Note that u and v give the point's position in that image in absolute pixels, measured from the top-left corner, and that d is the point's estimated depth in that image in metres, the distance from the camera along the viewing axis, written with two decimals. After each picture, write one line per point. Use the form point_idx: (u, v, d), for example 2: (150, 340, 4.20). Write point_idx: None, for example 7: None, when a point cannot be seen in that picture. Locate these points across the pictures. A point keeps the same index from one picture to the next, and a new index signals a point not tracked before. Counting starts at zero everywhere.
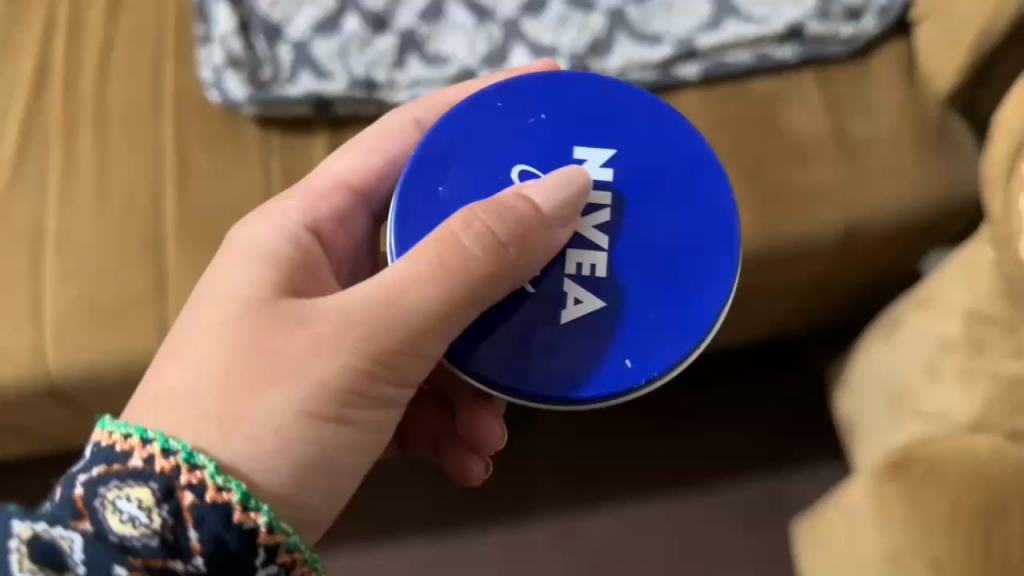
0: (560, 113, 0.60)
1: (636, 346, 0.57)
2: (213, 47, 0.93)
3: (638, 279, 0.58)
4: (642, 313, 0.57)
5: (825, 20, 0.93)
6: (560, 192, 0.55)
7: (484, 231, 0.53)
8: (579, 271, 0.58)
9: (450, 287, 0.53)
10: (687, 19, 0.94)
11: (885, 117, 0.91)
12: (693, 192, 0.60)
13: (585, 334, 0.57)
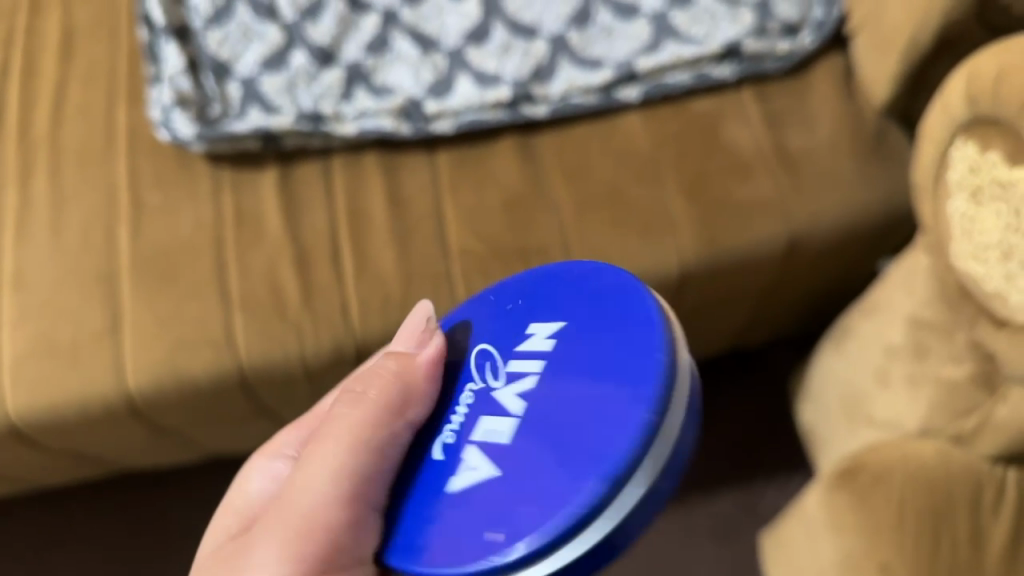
0: (528, 310, 0.60)
1: (520, 506, 0.49)
2: (161, 86, 0.94)
3: (540, 438, 0.51)
4: (536, 470, 0.50)
5: (762, 37, 0.95)
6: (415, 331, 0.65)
7: (349, 397, 0.59)
8: (484, 437, 0.54)
9: (339, 458, 0.56)
10: (628, 42, 0.96)
11: (824, 129, 0.93)
12: (617, 347, 0.52)
13: (477, 501, 0.52)
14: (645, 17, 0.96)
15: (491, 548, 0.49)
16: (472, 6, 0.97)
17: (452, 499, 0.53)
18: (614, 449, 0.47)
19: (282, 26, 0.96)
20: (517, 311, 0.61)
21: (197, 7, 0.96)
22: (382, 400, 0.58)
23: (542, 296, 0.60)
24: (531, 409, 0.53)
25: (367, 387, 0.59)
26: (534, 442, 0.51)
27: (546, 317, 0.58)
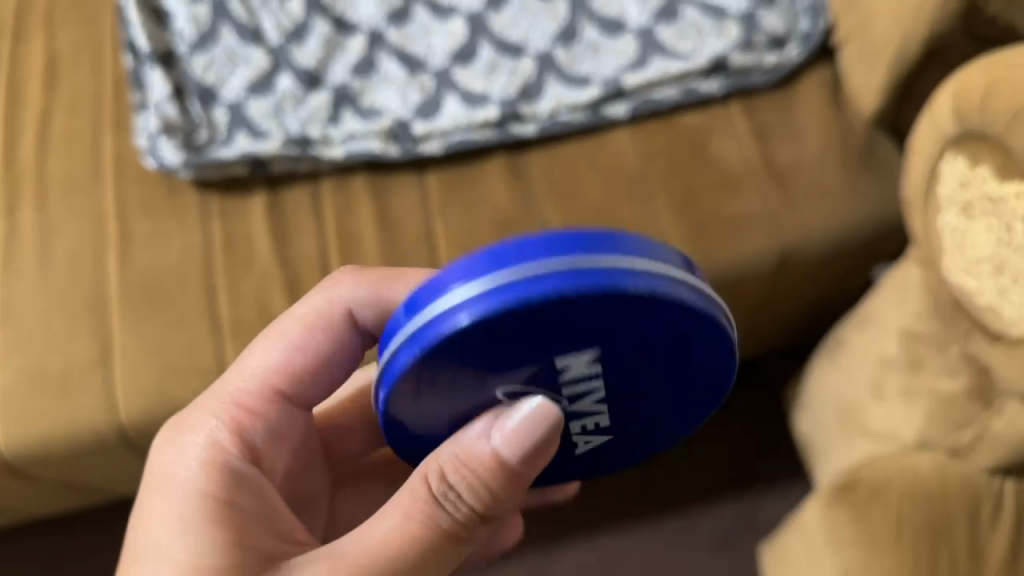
0: (535, 338, 0.50)
1: (660, 430, 0.63)
2: (147, 113, 0.93)
3: (645, 399, 0.59)
4: (655, 412, 0.60)
5: (749, 51, 0.95)
6: (527, 442, 0.54)
7: (444, 488, 0.55)
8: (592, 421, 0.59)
9: (415, 554, 0.56)
10: (615, 58, 0.96)
11: (812, 141, 0.92)
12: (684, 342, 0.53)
13: (615, 441, 0.63)
14: (631, 32, 0.97)
15: (650, 448, 0.65)
16: (458, 25, 0.98)
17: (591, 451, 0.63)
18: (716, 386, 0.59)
19: (268, 49, 0.96)
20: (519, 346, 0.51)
21: (182, 33, 0.97)
22: (480, 506, 0.56)
23: (540, 320, 0.49)
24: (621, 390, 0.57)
25: (462, 482, 0.55)
26: (639, 405, 0.59)
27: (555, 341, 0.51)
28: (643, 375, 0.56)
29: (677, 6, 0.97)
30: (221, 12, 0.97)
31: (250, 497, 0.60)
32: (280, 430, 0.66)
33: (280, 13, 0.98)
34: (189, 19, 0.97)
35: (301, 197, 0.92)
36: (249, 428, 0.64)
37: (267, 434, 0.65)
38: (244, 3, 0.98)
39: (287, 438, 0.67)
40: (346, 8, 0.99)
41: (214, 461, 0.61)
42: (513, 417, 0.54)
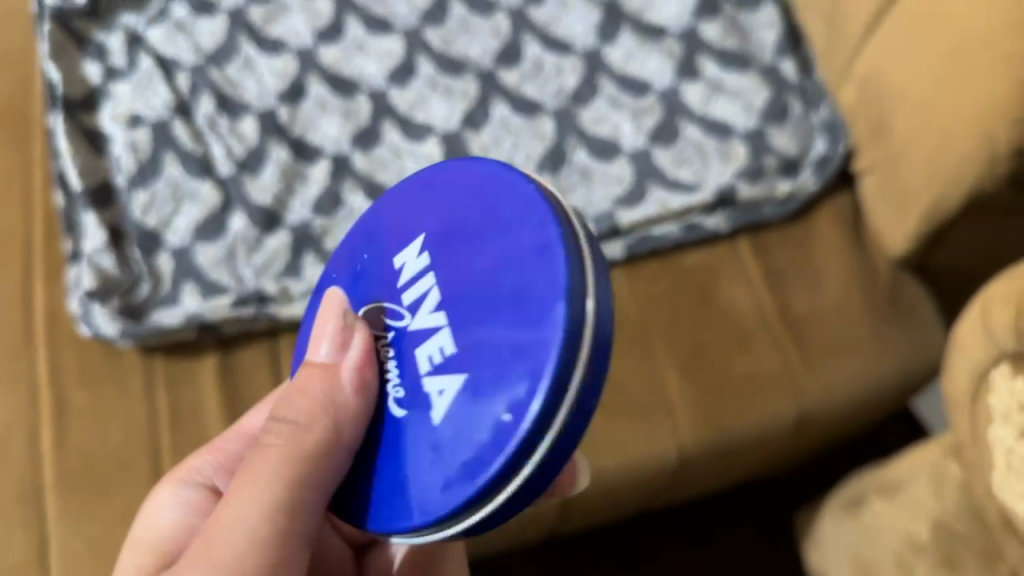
0: (382, 243, 0.56)
1: (515, 391, 0.44)
2: (79, 266, 0.82)
3: (484, 318, 0.47)
4: (494, 348, 0.46)
5: (759, 180, 0.85)
6: (335, 338, 0.53)
7: (275, 423, 0.52)
8: (432, 362, 0.49)
9: (253, 482, 0.50)
10: (608, 190, 0.86)
11: (830, 285, 0.82)
12: (496, 213, 0.49)
13: (463, 416, 0.46)
14: (626, 155, 0.87)
15: (503, 437, 0.44)
16: (435, 147, 0.88)
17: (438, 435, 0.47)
18: (546, 286, 0.45)
19: (218, 182, 0.86)
20: (374, 261, 0.56)
21: (121, 163, 0.87)
22: (320, 428, 0.51)
23: (385, 224, 0.56)
24: (454, 308, 0.48)
25: (283, 405, 0.53)
26: (479, 330, 0.47)
27: (400, 240, 0.54)
28: (477, 272, 0.48)
29: (678, 125, 0.88)
30: (163, 138, 0.87)
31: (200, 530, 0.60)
32: None
33: (233, 137, 0.88)
34: (128, 147, 0.87)
35: (256, 348, 0.81)
36: (212, 467, 0.64)
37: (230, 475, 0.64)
38: (190, 127, 0.88)
39: None
40: (308, 130, 0.89)
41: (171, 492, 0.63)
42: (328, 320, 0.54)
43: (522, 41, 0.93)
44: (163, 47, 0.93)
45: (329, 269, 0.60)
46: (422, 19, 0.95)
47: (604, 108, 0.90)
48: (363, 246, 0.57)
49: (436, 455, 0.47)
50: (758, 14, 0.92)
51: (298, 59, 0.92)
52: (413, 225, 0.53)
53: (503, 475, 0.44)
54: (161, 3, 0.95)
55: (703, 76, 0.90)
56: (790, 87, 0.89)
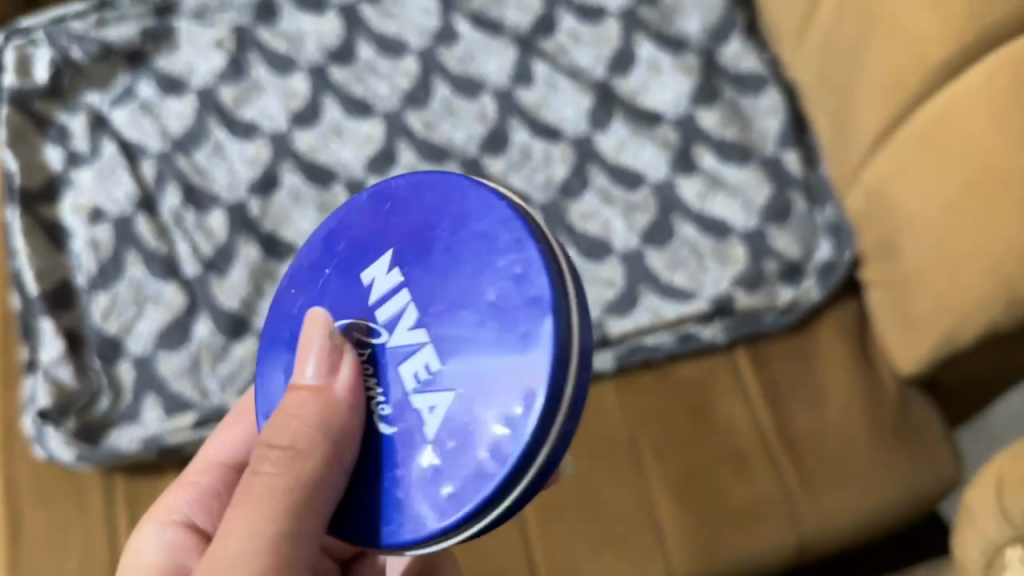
0: (343, 256, 0.49)
1: (506, 407, 0.42)
2: (34, 379, 0.77)
3: (469, 340, 0.43)
4: (490, 369, 0.42)
5: (759, 288, 0.79)
6: (319, 358, 0.47)
7: (267, 452, 0.45)
8: (417, 380, 0.45)
9: (254, 520, 0.44)
10: (599, 294, 0.81)
11: (834, 404, 0.77)
12: (471, 233, 0.45)
13: (454, 438, 0.43)
14: (618, 256, 0.82)
15: (496, 456, 0.41)
16: None
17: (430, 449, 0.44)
18: (535, 306, 0.42)
19: (184, 283, 0.81)
20: (336, 279, 0.49)
21: (82, 262, 0.82)
22: (320, 455, 0.45)
23: (342, 239, 0.50)
24: (436, 327, 0.44)
25: (275, 428, 0.46)
26: (465, 353, 0.43)
27: (364, 256, 0.48)
28: (457, 291, 0.44)
29: (673, 222, 0.83)
30: (125, 236, 0.82)
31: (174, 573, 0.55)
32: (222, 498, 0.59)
33: (201, 233, 0.83)
34: (88, 245, 0.82)
35: None
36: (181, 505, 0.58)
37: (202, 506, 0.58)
38: (154, 222, 0.83)
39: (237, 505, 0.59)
40: (281, 225, 0.84)
41: (169, 527, 0.57)
42: (307, 345, 0.47)
43: (509, 127, 0.89)
44: (128, 131, 0.88)
45: (284, 279, 0.52)
46: (403, 101, 0.90)
47: (595, 203, 0.85)
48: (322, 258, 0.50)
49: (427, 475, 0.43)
50: (760, 100, 0.87)
51: (272, 145, 0.87)
52: (377, 242, 0.48)
53: (498, 493, 0.41)
54: (127, 81, 0.90)
55: (700, 169, 0.85)
56: (792, 181, 0.83)
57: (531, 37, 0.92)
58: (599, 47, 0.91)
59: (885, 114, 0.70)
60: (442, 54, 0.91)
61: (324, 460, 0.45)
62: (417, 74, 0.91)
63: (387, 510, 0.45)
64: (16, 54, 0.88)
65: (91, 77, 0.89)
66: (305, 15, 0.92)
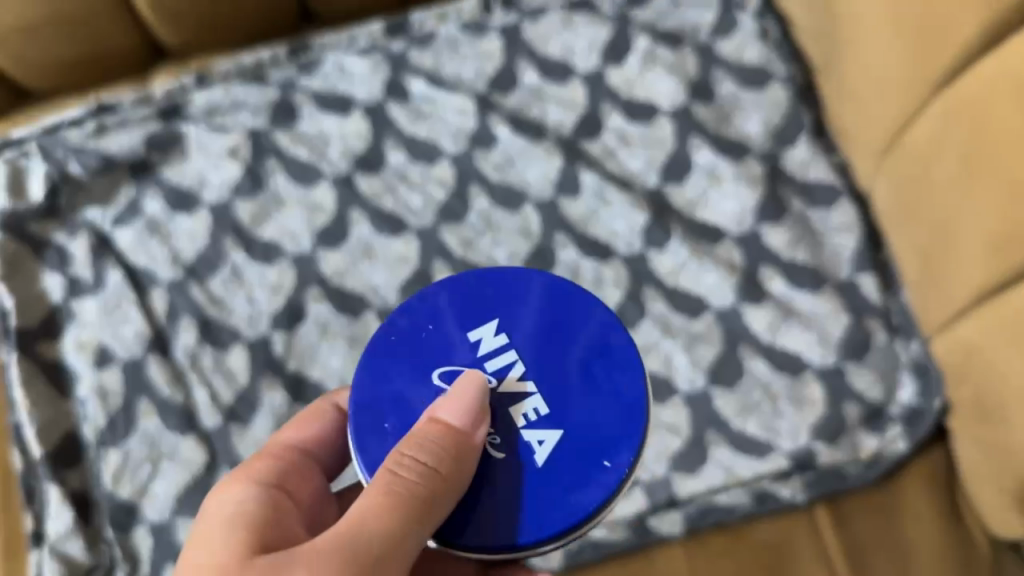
0: (445, 312, 0.53)
1: (606, 441, 0.49)
2: (39, 553, 0.70)
3: (576, 393, 0.50)
4: (595, 413, 0.50)
5: (840, 439, 0.73)
6: (468, 396, 0.48)
7: (409, 461, 0.45)
8: (530, 416, 0.50)
9: (387, 519, 0.44)
10: (664, 443, 0.73)
11: (923, 566, 0.69)
12: (573, 311, 0.53)
13: (559, 467, 0.49)
14: (683, 397, 0.74)
15: (598, 483, 0.48)
16: None
17: (540, 476, 0.49)
18: (632, 367, 0.51)
19: (203, 435, 0.73)
20: (443, 331, 0.52)
21: (88, 411, 0.74)
22: (456, 480, 0.46)
23: (446, 304, 0.53)
24: (547, 381, 0.51)
25: (413, 442, 0.46)
26: (574, 402, 0.50)
27: (469, 317, 0.53)
28: (565, 355, 0.51)
29: (742, 358, 0.75)
30: (137, 383, 0.74)
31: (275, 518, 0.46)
32: (312, 473, 0.52)
33: (220, 376, 0.75)
34: (96, 393, 0.74)
35: None
36: (281, 464, 0.50)
37: (298, 472, 0.51)
38: (169, 367, 0.75)
39: (319, 489, 0.52)
40: (308, 363, 0.76)
41: (251, 490, 0.47)
42: (453, 390, 0.49)
43: (555, 243, 0.80)
44: (135, 255, 0.79)
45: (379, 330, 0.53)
46: (439, 215, 0.81)
47: (653, 334, 0.76)
48: (422, 313, 0.53)
49: (530, 493, 0.48)
50: (831, 214, 0.79)
51: (296, 269, 0.79)
52: (483, 306, 0.53)
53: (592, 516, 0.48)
54: (130, 194, 0.81)
55: (769, 296, 0.77)
56: (870, 310, 0.76)
57: (575, 139, 0.84)
58: (651, 150, 0.83)
59: (992, 271, 0.63)
60: (478, 160, 0.83)
61: (456, 486, 0.46)
62: (452, 183, 0.82)
63: (487, 525, 0.48)
64: (8, 168, 0.80)
65: (91, 192, 0.81)
66: (326, 114, 0.84)
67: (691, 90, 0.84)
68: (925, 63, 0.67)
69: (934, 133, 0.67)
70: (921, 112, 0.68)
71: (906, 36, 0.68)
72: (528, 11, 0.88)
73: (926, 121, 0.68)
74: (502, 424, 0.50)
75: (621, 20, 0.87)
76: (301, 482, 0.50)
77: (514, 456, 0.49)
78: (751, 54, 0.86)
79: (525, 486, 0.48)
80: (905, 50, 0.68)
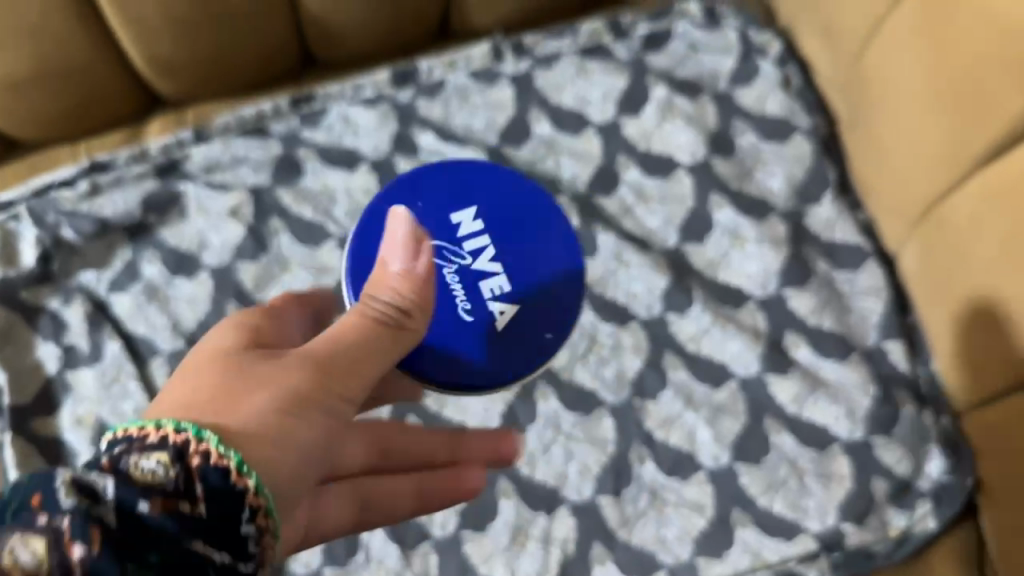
0: (435, 197, 0.58)
1: (539, 324, 0.57)
2: None
3: (525, 271, 0.58)
4: (542, 293, 0.57)
5: (869, 518, 0.70)
6: (424, 248, 0.48)
7: (382, 288, 0.47)
8: (491, 285, 0.56)
9: (363, 334, 0.45)
10: (687, 522, 0.71)
11: None
12: (536, 219, 0.59)
13: (505, 322, 0.56)
14: (707, 473, 0.72)
15: (533, 349, 0.56)
16: None
17: (492, 335, 0.55)
18: (573, 264, 0.59)
19: None
20: (428, 214, 0.58)
21: None
22: (424, 300, 0.47)
23: (432, 191, 0.59)
24: (506, 258, 0.58)
25: (378, 271, 0.48)
26: (523, 283, 0.57)
27: (453, 202, 0.58)
28: (522, 245, 0.58)
29: (767, 432, 0.73)
30: None
31: (270, 335, 0.50)
32: (294, 312, 0.56)
33: None
34: None
35: None
36: (275, 308, 0.54)
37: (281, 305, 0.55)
38: None
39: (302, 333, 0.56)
40: None
41: (250, 316, 0.51)
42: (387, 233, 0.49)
43: None
44: (133, 323, 0.76)
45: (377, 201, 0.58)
46: None
47: (675, 405, 0.74)
48: (416, 191, 0.58)
49: (475, 345, 0.55)
50: (858, 276, 0.77)
51: None
52: (464, 197, 0.59)
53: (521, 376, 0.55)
54: (127, 257, 0.77)
55: (795, 364, 0.75)
56: (898, 379, 0.74)
57: (591, 195, 0.81)
58: (670, 207, 0.80)
59: None
60: None
61: (427, 307, 0.48)
62: None
63: (438, 375, 0.54)
64: None
65: (85, 256, 0.77)
66: (332, 170, 0.80)
67: (711, 143, 0.81)
68: (968, 138, 0.64)
69: (975, 212, 0.64)
70: (962, 187, 0.65)
71: (948, 108, 0.65)
72: (540, 57, 0.84)
73: (967, 197, 0.65)
74: (469, 280, 0.56)
75: (637, 68, 0.83)
76: (286, 313, 0.54)
77: (476, 320, 0.55)
78: (772, 103, 0.82)
79: (474, 349, 0.55)
80: (946, 122, 0.65)
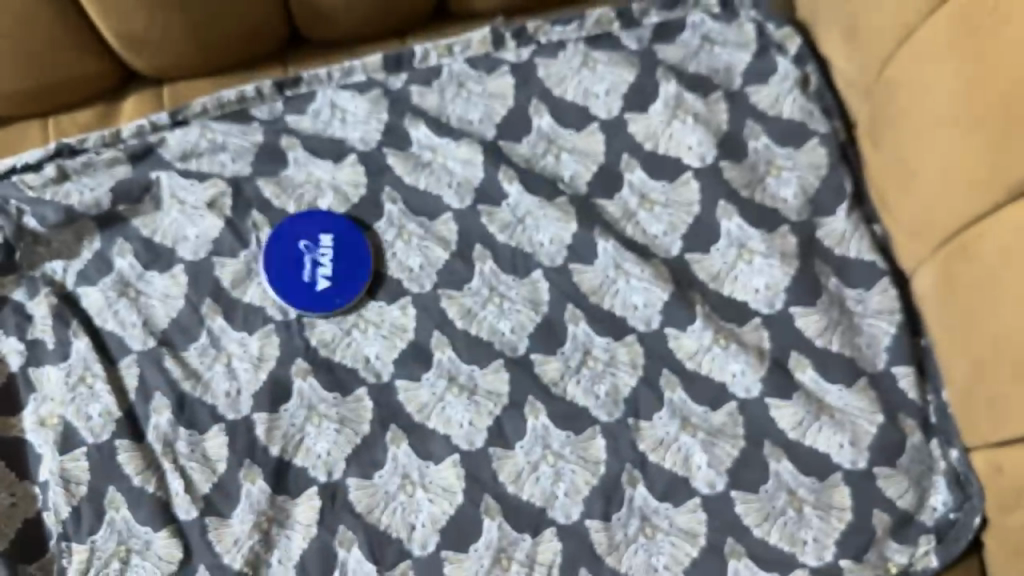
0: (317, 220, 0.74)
1: (338, 295, 0.72)
2: None
3: (340, 277, 0.73)
4: (343, 289, 0.73)
5: (868, 553, 0.67)
6: None
7: None
8: (320, 274, 0.73)
9: None
10: (677, 550, 0.67)
11: None
12: (354, 244, 0.73)
13: (320, 295, 0.72)
14: (700, 498, 0.68)
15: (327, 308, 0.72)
16: (453, 474, 0.69)
17: (312, 298, 0.72)
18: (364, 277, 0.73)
19: (176, 527, 0.67)
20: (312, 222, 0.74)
21: (50, 500, 0.67)
22: None
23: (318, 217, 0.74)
24: (336, 268, 0.73)
25: None
26: (338, 282, 0.73)
27: (324, 226, 0.74)
28: (344, 264, 0.73)
29: (767, 457, 0.69)
30: (103, 468, 0.68)
31: None
32: None
33: (195, 463, 0.68)
34: (58, 479, 0.67)
35: None
36: None
37: None
38: (138, 449, 0.68)
39: None
40: (292, 446, 0.69)
41: None
42: None
43: (566, 317, 0.73)
44: (101, 319, 0.72)
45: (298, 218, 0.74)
46: (440, 279, 0.74)
47: (671, 427, 0.70)
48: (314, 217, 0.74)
49: (298, 301, 0.72)
50: (870, 296, 0.73)
51: (280, 337, 0.72)
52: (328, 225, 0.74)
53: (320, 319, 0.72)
54: (95, 248, 0.73)
55: (799, 386, 0.71)
56: (907, 406, 0.70)
57: (591, 196, 0.76)
58: (674, 213, 0.75)
59: None
60: (484, 217, 0.75)
61: None
62: (454, 241, 0.75)
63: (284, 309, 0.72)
64: None
65: (51, 246, 0.73)
66: (317, 161, 0.76)
67: (722, 145, 0.76)
68: (1018, 155, 0.59)
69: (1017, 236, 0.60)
70: (1003, 208, 0.61)
71: (993, 123, 0.61)
72: (544, 45, 0.79)
73: (1008, 220, 0.61)
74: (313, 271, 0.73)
75: (647, 60, 0.78)
76: None
77: (308, 291, 0.72)
78: (789, 105, 0.77)
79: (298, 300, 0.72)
80: (991, 137, 0.61)
